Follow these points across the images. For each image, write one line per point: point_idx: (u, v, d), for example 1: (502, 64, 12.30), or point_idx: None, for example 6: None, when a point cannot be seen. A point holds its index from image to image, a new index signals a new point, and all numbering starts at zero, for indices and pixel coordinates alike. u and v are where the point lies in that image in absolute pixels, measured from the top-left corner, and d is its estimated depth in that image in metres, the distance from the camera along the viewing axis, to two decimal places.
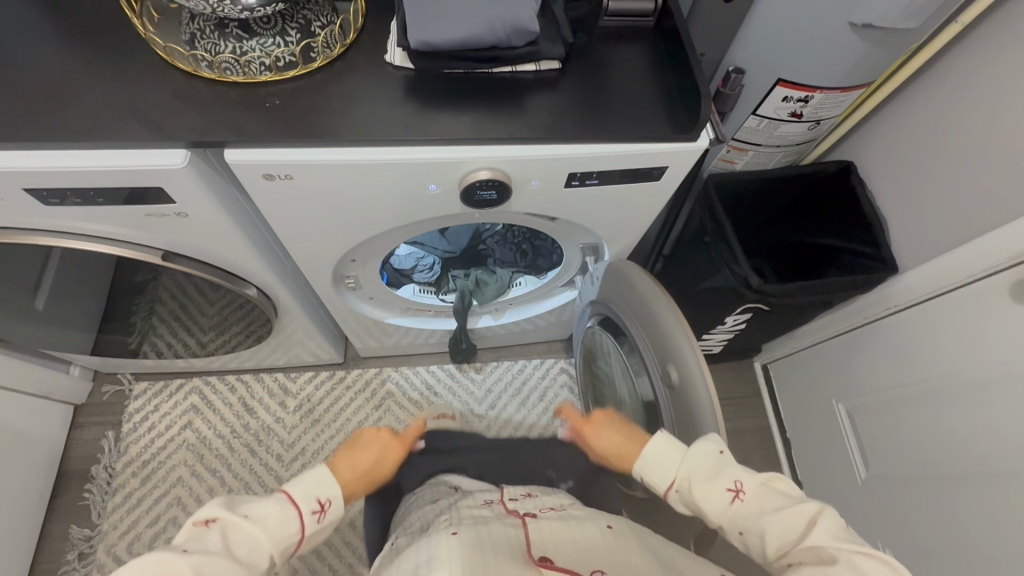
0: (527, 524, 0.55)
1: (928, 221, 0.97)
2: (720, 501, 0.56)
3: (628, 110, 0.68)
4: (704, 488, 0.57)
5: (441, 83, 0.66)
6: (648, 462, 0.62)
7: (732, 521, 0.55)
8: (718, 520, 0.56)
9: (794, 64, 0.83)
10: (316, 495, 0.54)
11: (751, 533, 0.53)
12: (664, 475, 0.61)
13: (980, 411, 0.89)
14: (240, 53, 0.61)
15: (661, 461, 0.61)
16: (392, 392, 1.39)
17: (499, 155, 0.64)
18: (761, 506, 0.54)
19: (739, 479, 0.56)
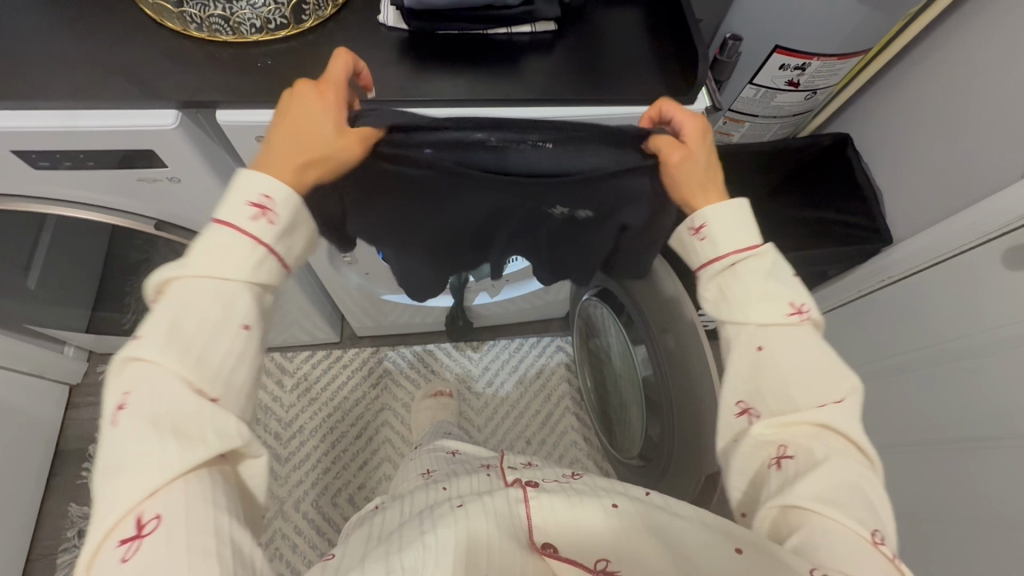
0: (529, 499, 0.54)
1: (923, 191, 0.98)
2: (773, 316, 0.52)
3: (626, 72, 0.67)
4: (766, 283, 0.53)
5: (436, 44, 0.66)
6: (724, 216, 0.54)
7: (768, 334, 0.52)
8: (752, 314, 0.52)
9: (792, 29, 0.83)
10: (248, 208, 0.44)
11: (766, 372, 0.51)
12: (726, 240, 0.54)
13: (974, 378, 0.90)
14: (230, 14, 0.59)
15: (732, 221, 0.54)
16: (389, 370, 1.40)
17: (496, 117, 0.63)
18: (802, 344, 0.51)
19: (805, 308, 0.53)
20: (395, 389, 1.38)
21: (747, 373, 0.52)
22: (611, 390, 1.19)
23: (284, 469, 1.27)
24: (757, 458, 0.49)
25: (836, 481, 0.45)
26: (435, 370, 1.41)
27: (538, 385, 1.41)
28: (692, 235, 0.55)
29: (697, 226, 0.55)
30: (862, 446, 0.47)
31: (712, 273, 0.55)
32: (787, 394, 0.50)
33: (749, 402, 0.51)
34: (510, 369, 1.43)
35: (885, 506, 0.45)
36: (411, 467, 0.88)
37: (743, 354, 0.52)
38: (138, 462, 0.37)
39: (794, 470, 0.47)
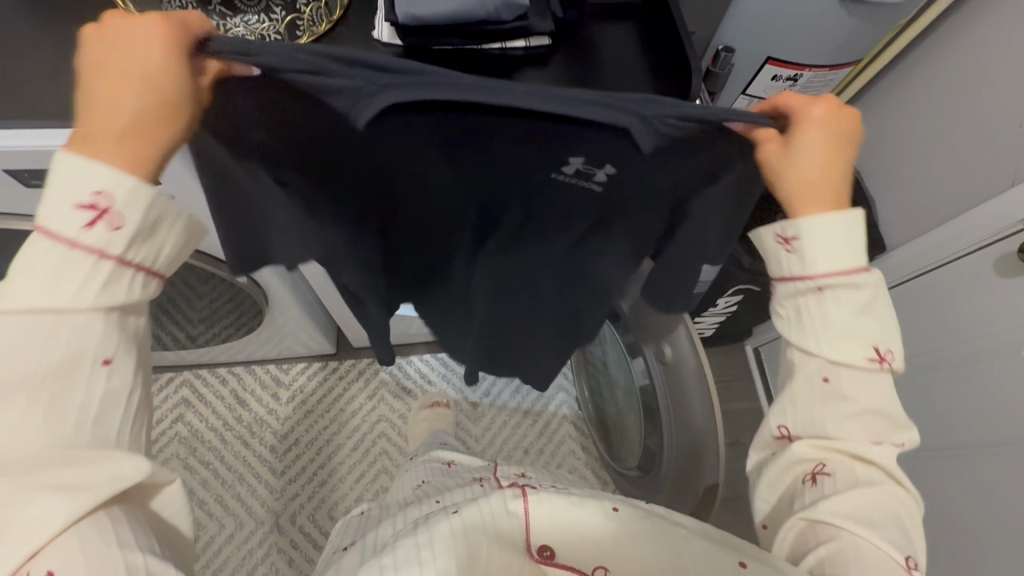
0: (527, 495, 0.54)
1: (915, 198, 0.99)
2: (851, 352, 0.48)
3: (621, 87, 0.68)
4: (857, 317, 0.48)
5: (431, 59, 0.66)
6: (831, 234, 0.46)
7: (841, 369, 0.49)
8: (829, 346, 0.48)
9: (784, 42, 0.83)
10: (69, 214, 0.37)
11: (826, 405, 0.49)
12: (824, 260, 0.47)
13: (969, 384, 0.91)
14: (224, 30, 0.61)
15: (836, 238, 0.47)
16: (386, 382, 1.39)
17: None
18: (873, 383, 0.48)
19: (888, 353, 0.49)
20: (392, 400, 1.37)
21: (802, 398, 0.50)
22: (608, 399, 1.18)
23: (279, 483, 1.26)
24: (793, 474, 0.51)
25: (870, 507, 0.46)
26: (432, 381, 1.40)
27: (536, 394, 1.41)
28: (778, 247, 0.49)
29: (790, 237, 0.48)
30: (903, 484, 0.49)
31: (794, 292, 0.49)
32: (843, 426, 0.48)
33: (789, 428, 0.51)
34: (507, 378, 1.42)
35: (918, 537, 0.47)
36: (407, 479, 0.87)
37: (808, 384, 0.49)
38: (9, 523, 0.36)
39: (828, 490, 0.47)
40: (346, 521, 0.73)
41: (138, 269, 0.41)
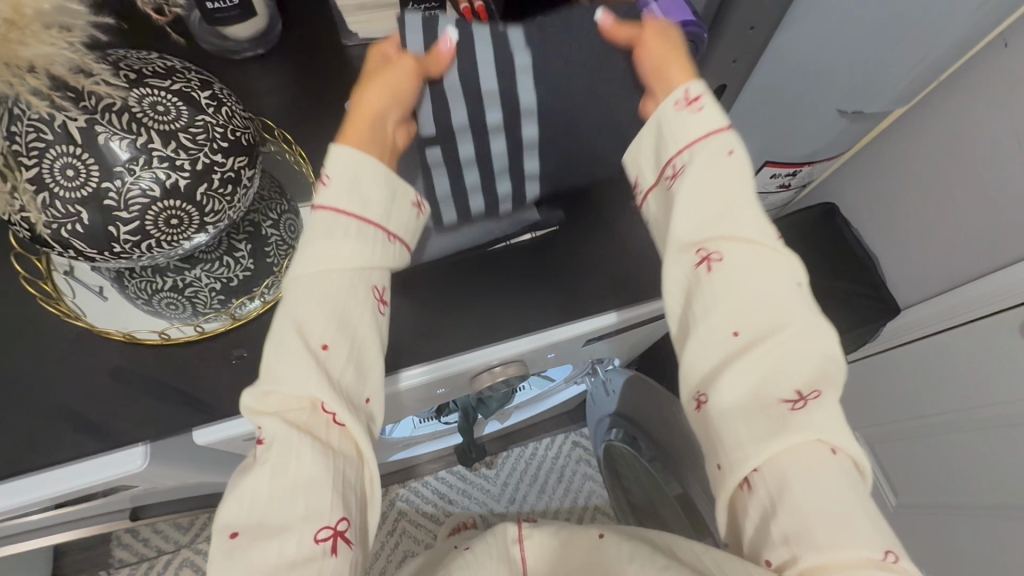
0: (523, 539, 0.58)
1: (921, 259, 0.97)
2: (768, 379, 0.45)
3: (637, 267, 0.63)
4: (732, 263, 0.47)
5: (436, 275, 0.60)
6: (744, 178, 0.48)
7: (749, 321, 0.46)
8: (706, 164, 0.47)
9: (781, 148, 0.81)
10: None
11: (736, 371, 0.45)
12: (704, 171, 0.47)
13: (996, 449, 0.87)
14: (182, 285, 0.51)
15: (716, 180, 0.47)
16: (404, 511, 1.30)
17: (493, 355, 0.59)
18: (797, 352, 0.45)
19: (885, 548, 0.40)
20: (414, 531, 1.29)
21: (714, 172, 0.47)
22: (632, 485, 1.05)
23: None
24: (683, 263, 0.48)
25: (745, 269, 0.47)
26: (452, 499, 1.32)
27: (562, 489, 1.35)
28: (675, 104, 0.47)
29: (729, 147, 0.47)
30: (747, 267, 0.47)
31: (698, 224, 0.48)
32: (731, 232, 0.47)
33: (709, 246, 0.47)
34: (529, 479, 1.36)
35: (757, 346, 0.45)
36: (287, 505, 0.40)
37: (717, 155, 0.47)
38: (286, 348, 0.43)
39: (763, 499, 0.42)
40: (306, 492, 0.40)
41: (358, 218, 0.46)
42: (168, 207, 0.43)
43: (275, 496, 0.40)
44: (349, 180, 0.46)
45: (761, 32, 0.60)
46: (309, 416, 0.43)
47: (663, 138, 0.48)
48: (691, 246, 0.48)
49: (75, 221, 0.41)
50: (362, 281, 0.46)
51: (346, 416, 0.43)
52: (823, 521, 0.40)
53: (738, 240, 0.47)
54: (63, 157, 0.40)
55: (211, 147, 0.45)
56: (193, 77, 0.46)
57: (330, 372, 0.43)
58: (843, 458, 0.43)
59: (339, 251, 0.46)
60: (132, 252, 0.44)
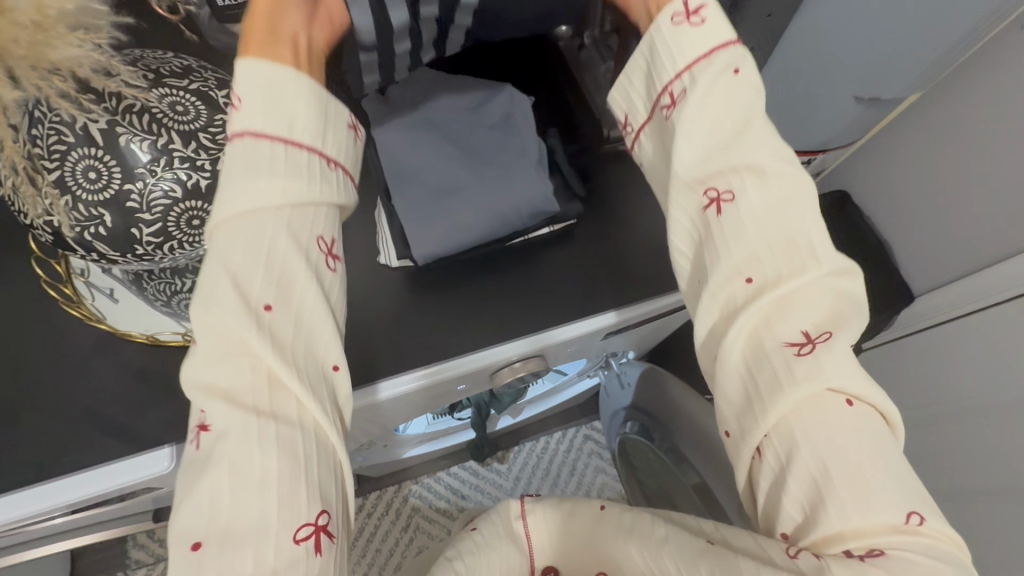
0: (526, 515, 0.56)
1: (934, 246, 0.96)
2: (779, 321, 0.38)
3: (655, 260, 0.62)
4: (749, 194, 0.39)
5: (455, 270, 0.60)
6: (754, 99, 0.42)
7: (766, 262, 0.38)
8: (709, 81, 0.41)
9: (795, 138, 0.81)
10: None
11: (749, 323, 0.38)
12: (708, 91, 0.40)
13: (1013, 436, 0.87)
14: (202, 285, 0.51)
15: (717, 101, 0.41)
16: (417, 507, 1.31)
17: (502, 354, 0.58)
18: (813, 284, 0.38)
19: (908, 511, 0.34)
20: (428, 527, 1.29)
21: (715, 94, 0.41)
22: (647, 478, 1.06)
23: None
24: (690, 206, 0.41)
25: (762, 197, 0.39)
26: (465, 495, 1.33)
27: (574, 483, 1.35)
28: (669, 20, 0.42)
29: (734, 65, 0.41)
30: (764, 192, 0.40)
31: (703, 155, 0.40)
32: (744, 156, 0.40)
33: (717, 182, 0.40)
34: (541, 474, 1.36)
35: (778, 287, 0.38)
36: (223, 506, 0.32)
37: (721, 74, 0.41)
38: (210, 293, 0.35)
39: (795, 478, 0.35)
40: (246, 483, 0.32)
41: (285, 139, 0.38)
42: (190, 208, 0.43)
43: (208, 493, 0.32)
44: (271, 102, 0.38)
45: (778, 20, 0.60)
46: (250, 393, 0.34)
47: (657, 65, 0.42)
48: (693, 183, 0.40)
49: (98, 223, 0.41)
50: (302, 226, 0.38)
51: (300, 393, 0.34)
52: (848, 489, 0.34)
53: (748, 168, 0.40)
54: (84, 159, 0.39)
55: (230, 147, 0.44)
56: (211, 77, 0.46)
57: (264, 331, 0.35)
58: (867, 413, 0.37)
59: (285, 180, 0.37)
60: (155, 253, 0.44)
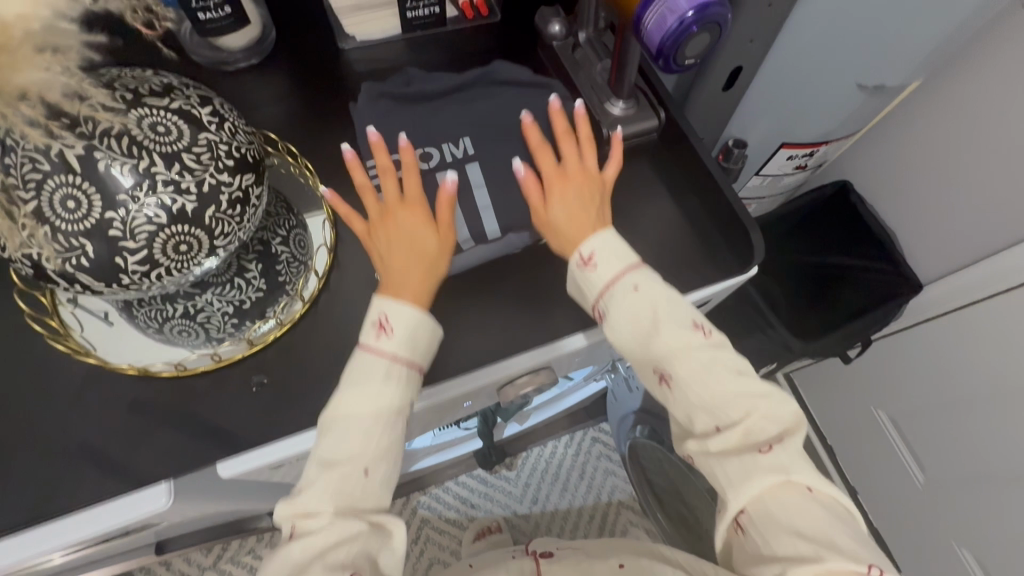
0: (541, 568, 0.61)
1: (940, 233, 0.95)
2: (744, 441, 0.48)
3: (661, 261, 0.61)
4: (685, 368, 0.49)
5: (457, 282, 0.58)
6: (659, 298, 0.51)
7: (723, 413, 0.49)
8: (618, 299, 0.50)
9: (797, 130, 0.79)
10: None
11: (717, 438, 0.48)
12: (620, 313, 0.51)
13: None
14: (194, 310, 0.49)
15: (633, 303, 0.50)
16: (427, 519, 1.29)
17: (514, 368, 0.55)
18: (759, 413, 0.49)
19: (869, 563, 0.43)
20: (439, 538, 1.27)
21: (643, 305, 0.50)
22: (659, 479, 1.04)
23: None
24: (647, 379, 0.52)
25: (699, 373, 0.49)
26: (474, 503, 1.31)
27: (584, 486, 1.34)
28: (576, 266, 0.52)
29: (635, 283, 0.51)
30: (699, 361, 0.50)
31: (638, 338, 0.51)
32: (670, 354, 0.50)
33: (666, 370, 0.50)
34: (551, 479, 1.34)
35: (707, 403, 0.49)
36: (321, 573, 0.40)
37: (623, 294, 0.50)
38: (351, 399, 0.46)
39: (754, 541, 0.46)
40: (342, 554, 0.41)
41: (392, 357, 0.47)
42: (177, 232, 0.41)
43: (306, 564, 0.41)
44: (411, 339, 0.47)
45: (778, 10, 0.58)
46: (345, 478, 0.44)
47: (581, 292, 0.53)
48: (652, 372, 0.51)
49: (79, 254, 0.39)
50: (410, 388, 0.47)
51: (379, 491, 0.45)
52: (806, 543, 0.44)
53: (683, 358, 0.50)
54: (62, 187, 0.37)
55: (217, 166, 0.42)
56: (192, 94, 0.44)
57: (366, 462, 0.45)
58: (822, 495, 0.46)
59: (383, 396, 0.46)
60: (141, 283, 0.42)
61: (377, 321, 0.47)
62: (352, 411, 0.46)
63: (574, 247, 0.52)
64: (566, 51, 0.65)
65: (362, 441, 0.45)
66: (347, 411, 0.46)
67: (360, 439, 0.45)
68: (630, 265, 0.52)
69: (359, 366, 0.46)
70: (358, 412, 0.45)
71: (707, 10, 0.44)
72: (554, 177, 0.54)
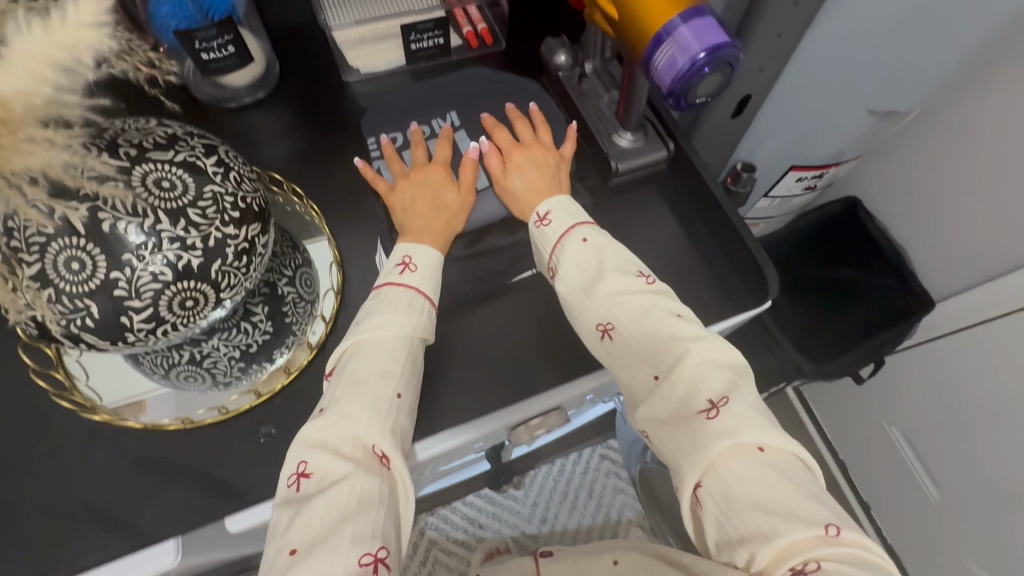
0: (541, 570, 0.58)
1: (952, 251, 0.93)
2: (685, 397, 0.45)
3: (672, 294, 0.60)
4: (628, 308, 0.49)
5: (466, 320, 0.58)
6: (607, 252, 0.52)
7: (664, 363, 0.47)
8: (568, 261, 0.51)
9: (806, 153, 0.78)
10: None
11: (658, 396, 0.46)
12: (568, 267, 0.51)
13: None
14: (200, 356, 0.49)
15: (581, 255, 0.51)
16: (435, 540, 1.28)
17: (525, 412, 0.55)
18: (696, 357, 0.46)
19: (827, 522, 0.38)
20: (447, 560, 1.26)
21: (593, 261, 0.51)
22: (665, 497, 1.03)
23: None
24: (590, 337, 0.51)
25: (638, 318, 0.49)
26: (482, 524, 1.30)
27: (593, 505, 1.32)
28: (533, 226, 0.54)
29: (583, 237, 0.52)
30: (653, 320, 0.48)
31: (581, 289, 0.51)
32: (613, 301, 0.49)
33: (607, 322, 0.49)
34: (559, 498, 1.33)
35: (659, 363, 0.47)
36: (349, 540, 0.37)
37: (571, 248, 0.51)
38: (368, 343, 0.45)
39: (711, 512, 0.41)
40: (364, 523, 0.37)
41: (415, 294, 0.48)
42: (183, 288, 0.40)
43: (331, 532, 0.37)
44: (433, 273, 0.49)
45: (789, 41, 0.57)
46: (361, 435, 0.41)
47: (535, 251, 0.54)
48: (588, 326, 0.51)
49: (84, 314, 0.38)
50: (422, 332, 0.47)
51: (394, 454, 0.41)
52: (765, 517, 0.39)
53: (624, 306, 0.49)
54: (66, 249, 0.37)
55: (222, 219, 0.41)
56: (197, 143, 0.43)
57: (391, 415, 0.43)
58: (776, 454, 0.42)
59: (399, 322, 0.46)
60: (147, 339, 0.41)
61: (400, 261, 0.49)
62: (375, 360, 0.44)
63: (532, 208, 0.54)
64: (571, 82, 0.64)
65: (381, 365, 0.44)
66: (371, 362, 0.44)
67: (379, 383, 0.43)
68: (578, 221, 0.53)
69: (382, 299, 0.48)
70: (379, 356, 0.45)
71: (721, 54, 0.44)
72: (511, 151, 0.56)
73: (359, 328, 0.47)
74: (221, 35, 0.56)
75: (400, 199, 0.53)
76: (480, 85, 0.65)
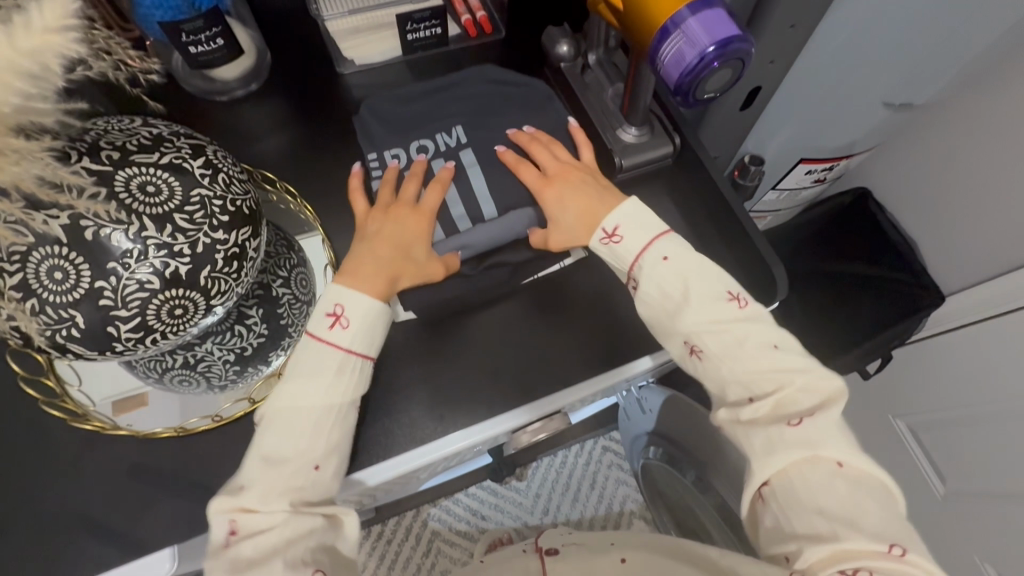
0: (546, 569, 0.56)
1: (964, 244, 0.91)
2: (773, 410, 0.46)
3: None
4: (714, 330, 0.48)
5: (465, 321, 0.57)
6: (689, 271, 0.50)
7: (756, 382, 0.47)
8: (651, 277, 0.50)
9: (816, 145, 0.76)
10: None
11: (750, 402, 0.47)
12: (647, 286, 0.50)
13: None
14: (194, 360, 0.48)
15: (666, 275, 0.50)
16: (438, 531, 1.28)
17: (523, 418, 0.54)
18: (794, 386, 0.46)
19: (892, 542, 0.40)
20: (450, 550, 1.27)
21: (681, 279, 0.50)
22: (665, 489, 1.02)
23: None
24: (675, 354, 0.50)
25: (735, 337, 0.48)
26: (485, 515, 1.30)
27: (596, 497, 1.33)
28: (602, 243, 0.52)
29: (664, 253, 0.51)
30: (744, 333, 0.48)
31: (668, 304, 0.50)
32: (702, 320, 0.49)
33: (695, 340, 0.49)
34: (561, 489, 1.33)
35: (745, 375, 0.48)
36: (282, 569, 0.40)
37: (651, 263, 0.50)
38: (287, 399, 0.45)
39: (776, 513, 0.44)
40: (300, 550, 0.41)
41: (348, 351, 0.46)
42: (171, 296, 0.39)
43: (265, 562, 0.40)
44: (367, 330, 0.47)
45: (801, 30, 0.54)
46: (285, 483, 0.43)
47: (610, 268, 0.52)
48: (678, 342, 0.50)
49: (70, 325, 0.37)
50: (350, 386, 0.46)
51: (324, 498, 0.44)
52: (824, 522, 0.42)
53: (711, 326, 0.48)
54: (48, 259, 0.35)
55: (211, 224, 0.40)
56: (184, 144, 0.41)
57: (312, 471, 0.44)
58: (854, 470, 0.44)
59: (328, 383, 0.45)
60: (136, 348, 0.40)
61: (332, 312, 0.47)
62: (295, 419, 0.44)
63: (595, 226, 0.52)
64: (574, 73, 0.62)
65: (301, 432, 0.44)
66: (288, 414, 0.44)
67: (305, 442, 0.44)
68: (658, 239, 0.51)
69: (308, 355, 0.46)
70: (298, 412, 0.45)
71: (729, 47, 0.41)
72: (541, 184, 0.54)
73: (276, 390, 0.45)
74: (210, 27, 0.54)
75: (370, 233, 0.51)
76: (479, 76, 0.62)
